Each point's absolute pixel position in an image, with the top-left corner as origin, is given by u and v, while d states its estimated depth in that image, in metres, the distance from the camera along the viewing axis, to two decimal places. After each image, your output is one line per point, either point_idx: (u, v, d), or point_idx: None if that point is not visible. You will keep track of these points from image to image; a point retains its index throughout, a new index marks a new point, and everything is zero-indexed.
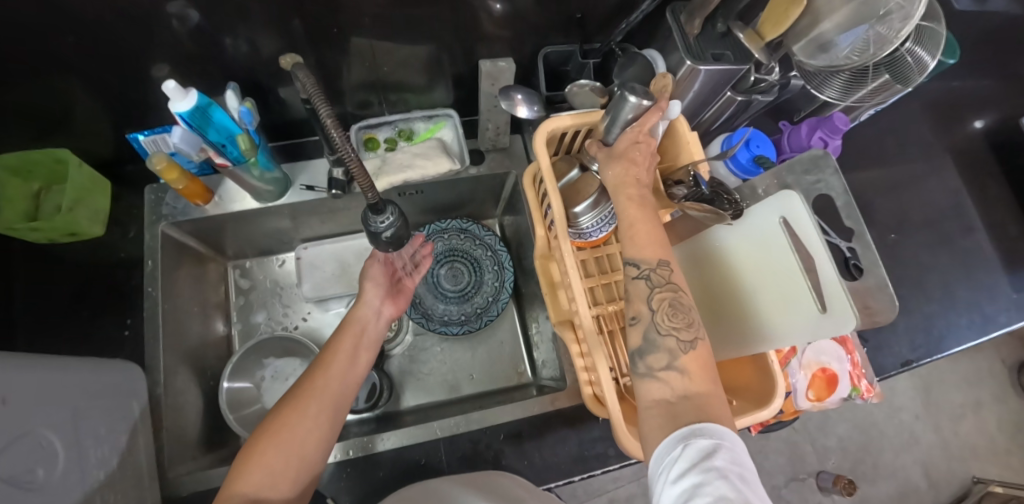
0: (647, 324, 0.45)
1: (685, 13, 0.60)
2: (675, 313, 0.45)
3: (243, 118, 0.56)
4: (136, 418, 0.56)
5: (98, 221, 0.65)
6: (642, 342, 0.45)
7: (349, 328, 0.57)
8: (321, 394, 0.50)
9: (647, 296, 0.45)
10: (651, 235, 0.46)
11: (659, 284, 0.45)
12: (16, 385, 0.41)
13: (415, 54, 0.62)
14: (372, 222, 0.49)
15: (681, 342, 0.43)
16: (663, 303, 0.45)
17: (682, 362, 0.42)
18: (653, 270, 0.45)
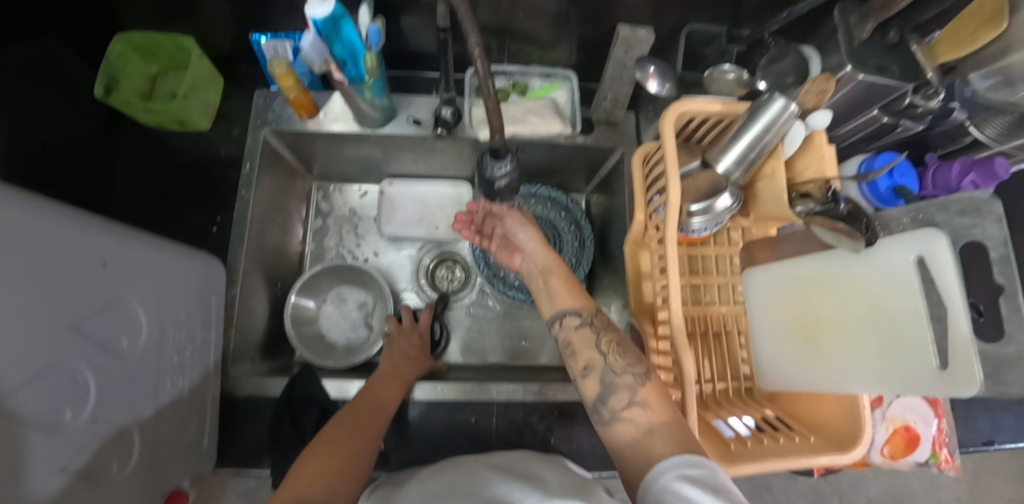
0: (602, 369, 0.46)
1: (857, 13, 0.54)
2: (624, 352, 0.47)
3: (371, 37, 0.53)
4: (211, 313, 0.56)
5: (207, 114, 0.65)
6: (602, 387, 0.45)
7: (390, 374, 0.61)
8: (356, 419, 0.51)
9: (595, 343, 0.48)
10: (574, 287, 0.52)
11: (601, 329, 0.49)
12: (119, 253, 0.42)
13: (550, 4, 0.59)
14: (492, 166, 0.54)
15: (636, 376, 0.45)
16: (612, 345, 0.47)
17: (642, 396, 0.43)
18: (593, 317, 0.50)
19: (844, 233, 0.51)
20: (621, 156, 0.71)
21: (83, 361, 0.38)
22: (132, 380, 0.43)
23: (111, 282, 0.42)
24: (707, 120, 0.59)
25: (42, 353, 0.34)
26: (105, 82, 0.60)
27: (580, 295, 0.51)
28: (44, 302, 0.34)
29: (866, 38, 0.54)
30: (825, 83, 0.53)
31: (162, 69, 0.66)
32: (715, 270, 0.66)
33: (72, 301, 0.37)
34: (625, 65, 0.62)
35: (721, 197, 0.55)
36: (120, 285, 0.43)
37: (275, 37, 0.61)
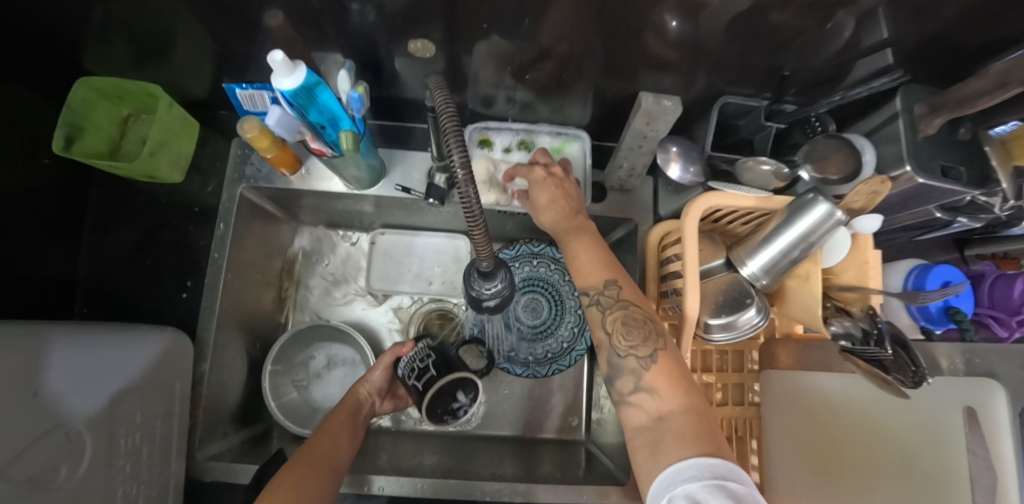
0: (607, 351, 0.41)
1: (924, 103, 0.46)
2: (629, 331, 0.40)
3: (352, 104, 0.47)
4: (176, 396, 0.53)
5: (179, 167, 0.60)
6: (609, 368, 0.41)
7: (343, 408, 0.55)
8: (320, 457, 0.46)
9: (600, 324, 0.42)
10: (592, 262, 0.44)
11: (610, 306, 0.42)
12: None
13: (560, 63, 0.52)
14: (477, 287, 0.40)
15: (640, 359, 0.39)
16: (618, 324, 0.41)
17: (648, 381, 0.38)
18: (601, 294, 0.43)
19: (883, 380, 0.47)
20: (634, 227, 0.63)
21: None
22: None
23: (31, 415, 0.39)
24: (737, 211, 0.52)
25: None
26: (66, 134, 0.54)
27: (601, 266, 0.43)
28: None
29: (932, 133, 0.46)
30: (881, 187, 0.43)
31: (134, 111, 0.61)
32: (731, 367, 0.58)
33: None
34: (645, 137, 0.53)
35: (747, 311, 0.48)
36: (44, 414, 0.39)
37: (251, 87, 0.53)
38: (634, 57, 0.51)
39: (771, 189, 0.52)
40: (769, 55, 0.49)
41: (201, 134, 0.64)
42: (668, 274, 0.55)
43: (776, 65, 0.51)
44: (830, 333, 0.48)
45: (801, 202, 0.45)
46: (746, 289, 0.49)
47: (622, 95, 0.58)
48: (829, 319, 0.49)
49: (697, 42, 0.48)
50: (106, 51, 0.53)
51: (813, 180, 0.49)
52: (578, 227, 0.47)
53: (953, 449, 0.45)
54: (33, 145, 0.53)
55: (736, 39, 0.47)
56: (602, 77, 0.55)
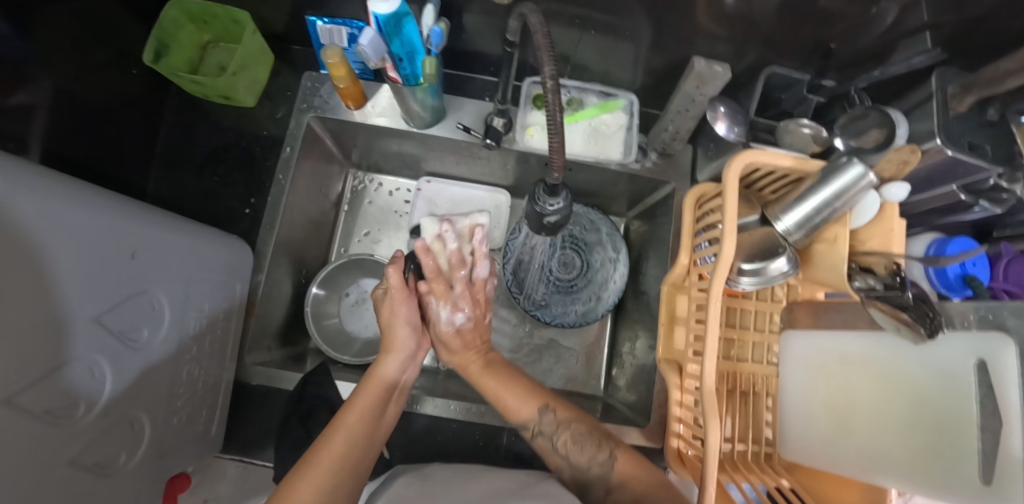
0: (570, 469, 0.50)
1: (957, 84, 0.50)
2: (581, 446, 0.50)
3: (432, 39, 0.51)
4: (234, 297, 0.57)
5: (253, 92, 0.65)
6: (580, 484, 0.49)
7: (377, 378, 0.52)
8: (364, 419, 0.47)
9: (554, 449, 0.51)
10: (520, 396, 0.53)
11: (553, 433, 0.52)
12: (135, 240, 0.42)
13: (617, 24, 0.56)
14: (541, 202, 0.45)
15: (604, 463, 0.49)
16: (568, 443, 0.51)
17: (618, 478, 0.47)
18: (541, 425, 0.52)
19: (903, 324, 0.46)
20: (671, 191, 0.68)
21: (96, 352, 0.38)
22: (138, 367, 0.43)
23: (138, 272, 0.43)
24: (773, 172, 0.56)
25: (51, 357, 0.34)
26: (155, 49, 0.59)
27: (530, 399, 0.53)
28: (59, 301, 0.34)
29: (963, 112, 0.50)
30: (910, 155, 0.47)
31: (214, 39, 0.66)
32: (752, 326, 0.64)
33: (89, 295, 0.37)
34: (694, 99, 0.57)
35: (777, 260, 0.52)
36: (148, 274, 0.44)
37: (332, 22, 0.58)
38: (687, 25, 0.55)
39: (809, 153, 0.56)
40: (818, 29, 0.53)
41: (274, 65, 0.68)
42: (704, 226, 0.57)
43: (824, 38, 0.55)
44: (855, 288, 0.52)
45: (837, 164, 0.49)
46: (779, 241, 0.52)
47: (672, 64, 0.62)
48: (854, 277, 0.53)
49: (748, 14, 0.52)
50: None
51: (847, 148, 0.53)
52: (488, 365, 0.58)
53: (960, 402, 0.43)
54: (125, 57, 0.58)
55: (786, 12, 0.51)
56: (655, 42, 0.58)
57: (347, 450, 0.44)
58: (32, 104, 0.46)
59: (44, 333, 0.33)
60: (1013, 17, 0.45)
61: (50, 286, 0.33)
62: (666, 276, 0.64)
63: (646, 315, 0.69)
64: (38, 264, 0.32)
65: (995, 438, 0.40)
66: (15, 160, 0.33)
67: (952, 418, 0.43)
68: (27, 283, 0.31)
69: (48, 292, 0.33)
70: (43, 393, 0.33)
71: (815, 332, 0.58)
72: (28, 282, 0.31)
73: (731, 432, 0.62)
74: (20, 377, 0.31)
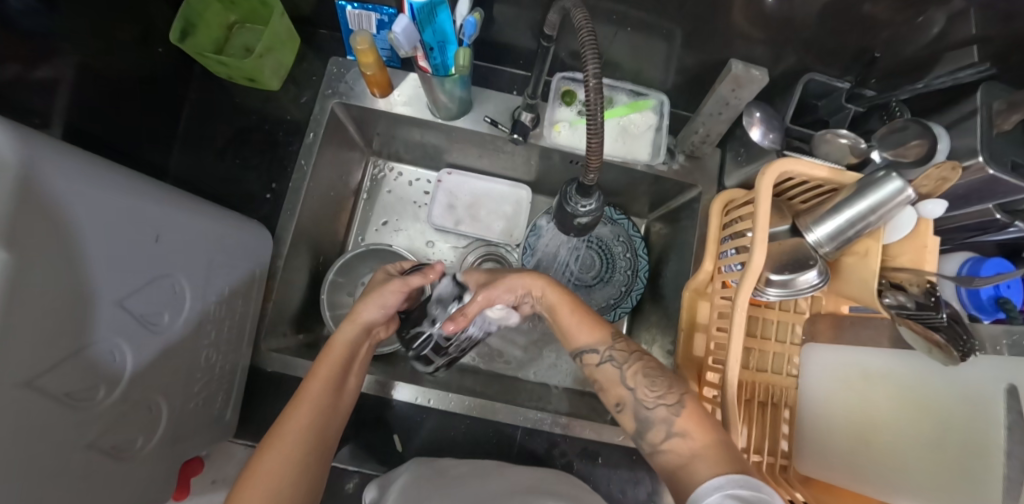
0: (634, 406, 0.46)
1: (1003, 100, 0.48)
2: (652, 381, 0.46)
3: (466, 29, 0.50)
4: (253, 283, 0.57)
5: (278, 76, 0.64)
6: (637, 423, 0.46)
7: (330, 358, 0.47)
8: (314, 414, 0.43)
9: (621, 379, 0.47)
10: (590, 321, 0.51)
11: (624, 362, 0.48)
12: (160, 223, 0.42)
13: (654, 22, 0.55)
14: (573, 202, 0.44)
15: (670, 406, 0.44)
16: (639, 376, 0.47)
17: (680, 426, 0.43)
18: (611, 350, 0.49)
19: (936, 344, 0.46)
20: (698, 195, 0.66)
21: (118, 333, 0.38)
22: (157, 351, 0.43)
23: (162, 255, 0.42)
24: (806, 181, 0.55)
25: (75, 339, 0.33)
26: (182, 27, 0.58)
27: (595, 327, 0.50)
28: (89, 281, 0.34)
29: (1008, 129, 0.49)
30: (951, 172, 0.45)
31: (241, 20, 0.65)
32: (774, 336, 0.62)
33: (113, 276, 0.36)
34: (728, 103, 0.55)
35: (807, 272, 0.50)
36: (172, 257, 0.44)
37: (362, 7, 0.56)
38: (729, 25, 0.53)
39: (845, 164, 0.55)
40: (862, 36, 0.52)
41: (299, 49, 0.67)
42: (730, 233, 0.56)
43: (867, 46, 0.53)
44: (883, 304, 0.51)
45: (875, 178, 0.48)
46: (809, 252, 0.51)
47: (706, 65, 0.61)
48: (883, 293, 0.52)
49: (792, 18, 0.51)
50: None
51: (884, 161, 0.52)
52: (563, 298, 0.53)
53: (983, 422, 0.43)
54: (151, 34, 0.57)
55: (831, 18, 0.49)
56: (691, 42, 0.57)
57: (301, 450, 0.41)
58: (57, 79, 0.46)
59: (69, 314, 0.32)
60: None
61: (81, 263, 0.33)
62: (687, 282, 0.64)
63: (664, 320, 0.68)
64: (69, 242, 0.31)
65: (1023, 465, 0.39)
66: (44, 135, 0.32)
67: (976, 439, 0.43)
68: (58, 264, 0.31)
69: (75, 272, 0.32)
70: (66, 375, 0.33)
71: (836, 347, 0.57)
72: (59, 262, 0.31)
73: (748, 442, 0.60)
74: (43, 359, 0.30)
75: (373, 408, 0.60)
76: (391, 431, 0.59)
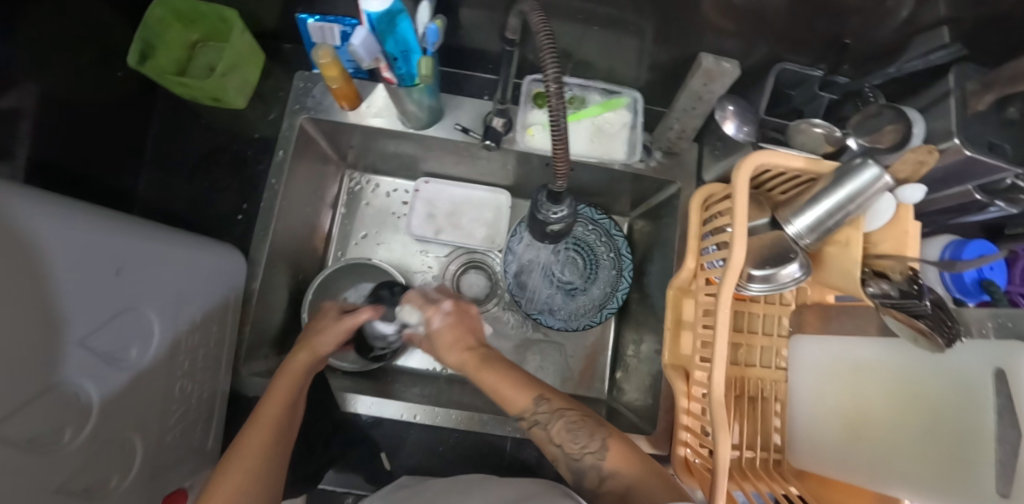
0: (565, 459, 0.45)
1: (976, 81, 0.48)
2: (576, 434, 0.45)
3: (428, 37, 0.49)
4: (228, 308, 0.56)
5: (244, 93, 0.62)
6: (572, 474, 0.45)
7: (288, 375, 0.50)
8: (276, 425, 0.46)
9: (549, 439, 0.46)
10: (515, 382, 0.48)
11: (548, 421, 0.46)
12: (120, 256, 0.40)
13: (623, 20, 0.54)
14: (544, 210, 0.43)
15: (594, 454, 0.43)
16: (564, 429, 0.46)
17: (608, 466, 0.42)
18: (537, 413, 0.47)
19: (923, 333, 0.44)
20: (678, 191, 0.65)
21: (83, 372, 0.36)
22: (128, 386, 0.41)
23: (125, 288, 0.41)
24: (784, 173, 0.54)
25: (41, 378, 0.33)
26: (139, 49, 0.57)
27: (522, 384, 0.48)
28: (51, 321, 0.33)
29: (982, 110, 0.48)
30: (927, 156, 0.45)
31: (202, 38, 0.63)
32: (761, 330, 0.62)
33: (76, 313, 0.36)
34: (700, 97, 0.54)
35: (789, 266, 0.49)
36: (136, 290, 0.42)
37: (324, 20, 0.55)
38: (699, 18, 0.52)
39: (820, 153, 0.54)
40: (833, 23, 0.51)
41: (265, 65, 0.65)
42: (711, 229, 0.56)
43: (839, 33, 0.52)
44: (867, 294, 0.50)
45: (851, 165, 0.47)
46: (791, 245, 0.50)
47: (679, 60, 0.60)
48: (866, 282, 0.51)
49: (761, 9, 0.50)
50: None
51: (860, 148, 0.51)
52: (483, 357, 0.52)
53: (973, 411, 0.41)
54: (109, 58, 0.56)
55: (799, 7, 0.49)
56: (662, 38, 0.56)
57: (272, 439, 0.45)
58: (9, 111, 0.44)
59: (31, 355, 0.31)
60: None
61: (40, 304, 0.32)
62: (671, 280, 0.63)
63: (651, 319, 0.68)
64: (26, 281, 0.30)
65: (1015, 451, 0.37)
66: None
67: (966, 428, 0.41)
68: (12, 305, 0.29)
69: (33, 312, 0.31)
70: (36, 414, 0.32)
71: (826, 339, 0.56)
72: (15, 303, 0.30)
73: (739, 439, 0.60)
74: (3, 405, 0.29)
75: (358, 426, 0.59)
76: (378, 448, 0.59)
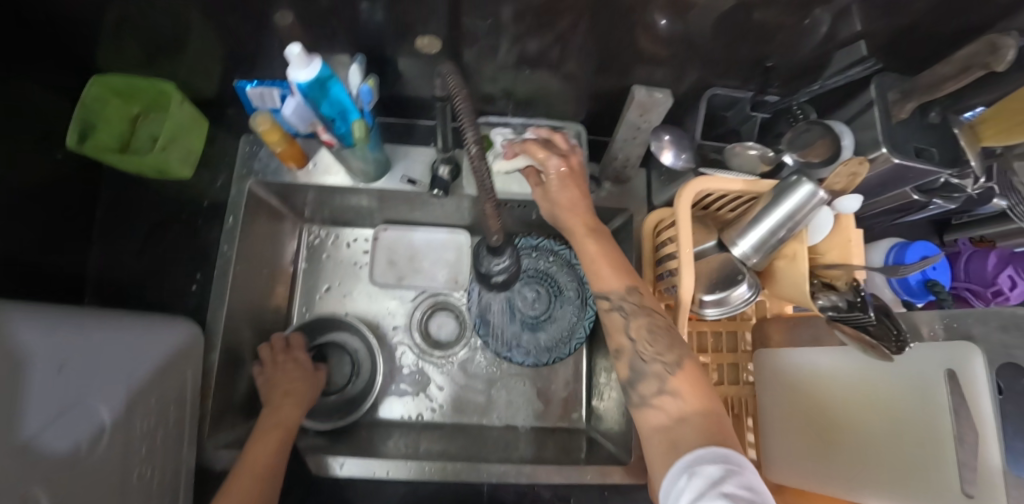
0: (631, 357, 0.45)
1: (897, 90, 0.50)
2: (654, 338, 0.45)
3: (362, 96, 0.50)
4: (188, 382, 0.54)
5: (189, 163, 0.62)
6: (631, 372, 0.45)
7: (277, 417, 0.57)
8: (268, 458, 0.51)
9: (623, 329, 0.46)
10: (613, 268, 0.48)
11: (632, 313, 0.46)
12: None
13: (556, 60, 0.56)
14: (486, 263, 0.43)
15: (666, 364, 0.43)
16: (641, 331, 0.46)
17: (672, 384, 0.42)
18: (623, 300, 0.47)
19: (869, 345, 0.47)
20: (629, 217, 0.66)
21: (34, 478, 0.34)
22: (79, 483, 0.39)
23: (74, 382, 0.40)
24: (726, 195, 0.55)
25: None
26: (78, 130, 0.57)
27: (621, 270, 0.48)
28: None
29: (905, 117, 0.50)
30: (858, 166, 0.46)
31: (144, 110, 0.63)
32: (727, 347, 0.63)
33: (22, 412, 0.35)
34: (639, 127, 0.55)
35: (738, 287, 0.50)
36: (84, 386, 0.41)
37: (261, 85, 0.55)
38: (629, 52, 0.54)
39: (758, 173, 0.55)
40: (754, 48, 0.53)
41: (210, 132, 0.66)
42: (663, 256, 0.56)
43: (761, 57, 0.54)
44: (818, 306, 0.51)
45: (785, 184, 0.48)
46: (737, 266, 0.51)
47: (617, 90, 0.61)
48: (816, 295, 0.52)
49: (685, 39, 0.52)
50: (120, 50, 0.56)
51: (796, 164, 0.52)
52: (597, 232, 0.50)
53: (934, 412, 0.42)
54: (48, 140, 0.55)
55: (721, 35, 0.51)
56: (597, 72, 0.58)
57: (263, 468, 0.50)
58: None
59: None
60: (945, 16, 0.46)
61: None
62: None
63: None
64: None
65: (975, 448, 0.38)
66: None
67: (927, 430, 0.42)
68: None
69: None
70: None
71: (787, 351, 0.56)
72: None
73: None
74: None
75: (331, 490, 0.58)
76: None
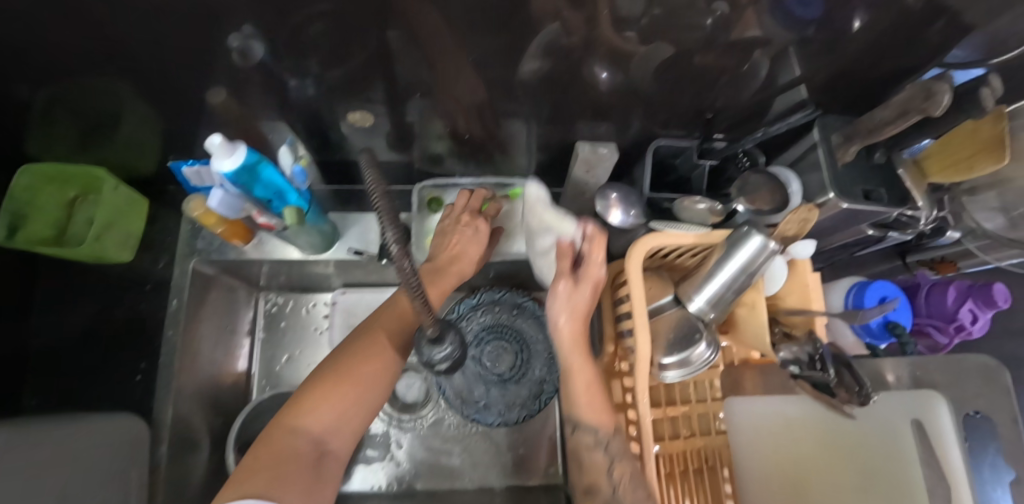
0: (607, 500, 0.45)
1: (840, 134, 0.49)
2: (635, 488, 0.44)
3: (296, 177, 0.51)
4: (133, 482, 0.51)
5: (128, 246, 0.60)
6: None
7: (346, 381, 0.45)
8: (310, 452, 0.41)
9: (606, 468, 0.46)
10: (600, 406, 0.48)
11: (616, 455, 0.47)
12: None
13: (499, 120, 0.55)
14: (426, 352, 0.41)
15: None
16: (624, 477, 0.45)
17: None
18: (609, 440, 0.48)
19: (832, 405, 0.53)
20: None
21: None
22: None
23: None
24: (680, 248, 0.54)
25: None
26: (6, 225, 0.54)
27: (604, 413, 0.48)
28: None
29: (849, 160, 0.49)
30: (809, 213, 0.45)
31: (82, 193, 0.60)
32: (694, 396, 0.57)
33: None
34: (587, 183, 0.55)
35: (697, 347, 0.49)
36: None
37: (197, 164, 0.52)
38: (571, 109, 0.53)
39: (710, 224, 0.54)
40: (694, 100, 0.52)
41: (151, 212, 0.64)
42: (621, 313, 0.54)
43: (701, 108, 0.54)
44: (780, 359, 0.50)
45: (737, 234, 0.47)
46: (695, 324, 0.50)
47: (565, 142, 0.61)
48: (777, 345, 0.51)
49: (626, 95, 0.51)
50: (49, 138, 0.54)
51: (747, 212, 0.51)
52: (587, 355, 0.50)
53: (899, 454, 0.52)
54: None
55: (660, 90, 0.50)
56: (542, 128, 0.57)
57: (306, 453, 0.41)
58: None
59: None
60: (879, 56, 0.45)
61: None
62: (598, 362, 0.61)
63: None
64: None
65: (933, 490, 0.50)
66: None
67: (895, 475, 0.51)
68: None
69: None
70: None
71: (754, 398, 0.57)
72: None
73: None
74: None
75: None
76: None
